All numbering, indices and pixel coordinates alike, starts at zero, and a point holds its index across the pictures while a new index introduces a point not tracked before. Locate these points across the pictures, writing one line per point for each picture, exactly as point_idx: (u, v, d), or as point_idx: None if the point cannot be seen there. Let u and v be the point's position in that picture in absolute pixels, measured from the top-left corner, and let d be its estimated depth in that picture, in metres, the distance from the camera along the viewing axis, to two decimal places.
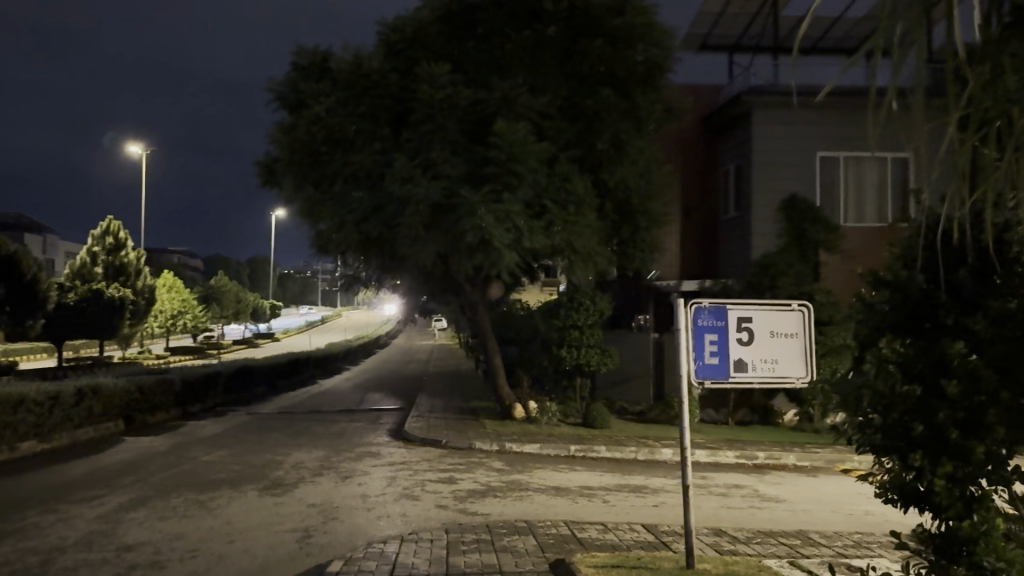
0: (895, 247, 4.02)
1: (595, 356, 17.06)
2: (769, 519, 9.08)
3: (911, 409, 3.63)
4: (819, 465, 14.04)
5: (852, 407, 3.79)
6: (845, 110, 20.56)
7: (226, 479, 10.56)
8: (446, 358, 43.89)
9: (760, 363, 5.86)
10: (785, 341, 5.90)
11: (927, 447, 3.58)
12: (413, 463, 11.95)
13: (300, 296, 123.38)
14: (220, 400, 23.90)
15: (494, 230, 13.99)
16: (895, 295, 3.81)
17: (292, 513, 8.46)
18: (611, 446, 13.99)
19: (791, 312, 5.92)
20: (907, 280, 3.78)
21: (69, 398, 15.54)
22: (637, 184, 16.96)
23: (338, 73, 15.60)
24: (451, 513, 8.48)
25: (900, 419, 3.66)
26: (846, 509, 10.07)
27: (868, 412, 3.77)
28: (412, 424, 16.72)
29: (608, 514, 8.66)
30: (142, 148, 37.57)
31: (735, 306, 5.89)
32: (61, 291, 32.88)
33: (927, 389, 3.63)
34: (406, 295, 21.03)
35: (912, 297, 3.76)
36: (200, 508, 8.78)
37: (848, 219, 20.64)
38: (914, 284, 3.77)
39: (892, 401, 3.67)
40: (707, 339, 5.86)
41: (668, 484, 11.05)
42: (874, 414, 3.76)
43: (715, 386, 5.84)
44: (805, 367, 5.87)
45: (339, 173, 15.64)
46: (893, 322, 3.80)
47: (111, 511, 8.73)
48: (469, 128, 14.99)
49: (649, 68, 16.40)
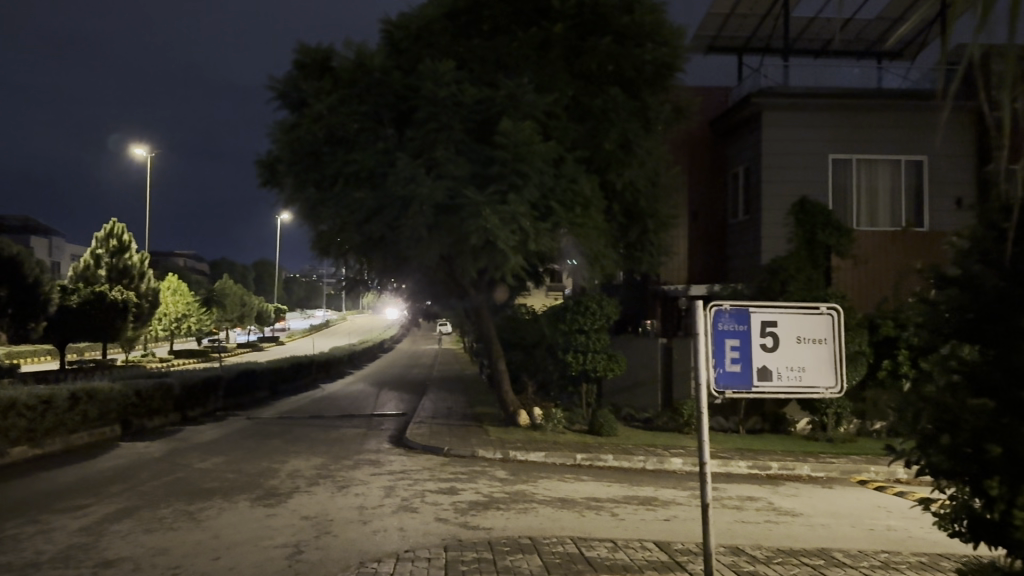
0: (967, 243, 4.74)
1: (602, 362, 16.58)
2: (786, 535, 8.62)
3: (983, 426, 4.33)
4: (835, 476, 13.57)
5: (918, 418, 4.60)
6: (857, 112, 20.16)
7: (219, 489, 10.14)
8: (450, 363, 43.35)
9: (785, 371, 5.43)
10: (812, 348, 5.46)
11: (1005, 472, 4.27)
12: (413, 472, 11.50)
13: (304, 300, 123.00)
14: (219, 405, 23.44)
15: (499, 231, 13.54)
16: (968, 294, 4.58)
17: (284, 526, 8.03)
18: (619, 454, 13.52)
19: (820, 317, 5.48)
20: (982, 279, 4.53)
21: (63, 403, 15.15)
22: (646, 186, 16.53)
23: (339, 71, 15.19)
24: (451, 527, 8.04)
25: (970, 436, 4.39)
26: (866, 523, 9.58)
27: (938, 428, 4.53)
28: (414, 430, 16.29)
29: (617, 530, 8.17)
30: (146, 151, 37.30)
31: (759, 309, 5.47)
32: (62, 294, 32.52)
33: (999, 406, 4.35)
34: (409, 299, 20.58)
35: (988, 297, 4.49)
36: (189, 520, 8.36)
37: (861, 223, 20.34)
38: (989, 287, 4.49)
39: (960, 418, 4.41)
40: (728, 345, 5.42)
41: (679, 496, 10.57)
42: (944, 431, 4.51)
43: (737, 395, 5.42)
44: (835, 377, 5.42)
45: (339, 174, 15.14)
46: (968, 322, 4.59)
47: (95, 522, 8.31)
48: (473, 127, 14.57)
49: (658, 67, 15.98)
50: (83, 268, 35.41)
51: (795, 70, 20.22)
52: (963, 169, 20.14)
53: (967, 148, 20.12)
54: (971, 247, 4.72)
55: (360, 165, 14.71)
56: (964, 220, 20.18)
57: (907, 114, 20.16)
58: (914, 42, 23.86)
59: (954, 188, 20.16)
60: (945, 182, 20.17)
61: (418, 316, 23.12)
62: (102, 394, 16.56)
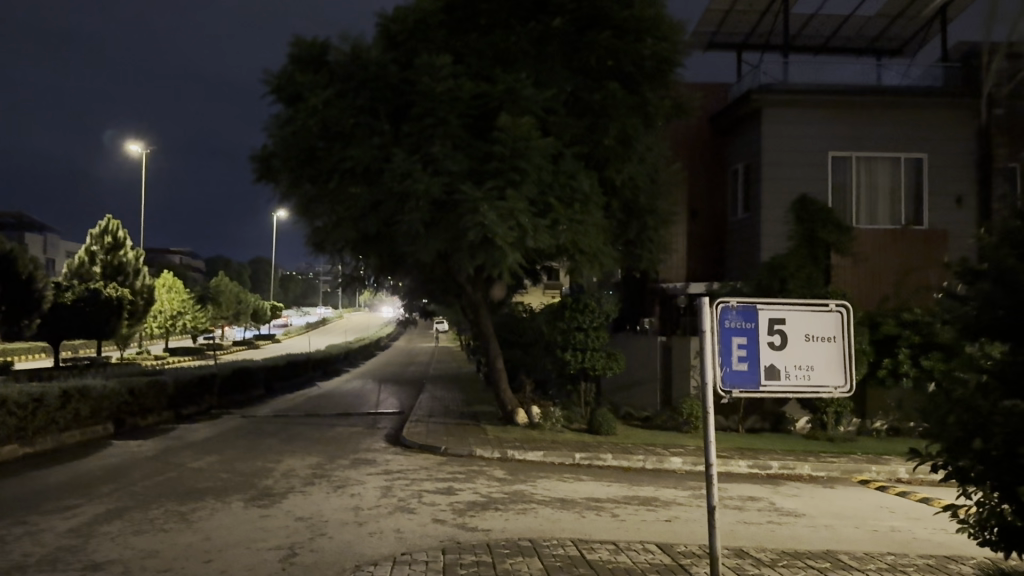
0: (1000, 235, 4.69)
1: (601, 360, 16.43)
2: (789, 536, 8.49)
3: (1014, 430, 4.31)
4: (836, 475, 13.43)
5: (946, 425, 4.56)
6: (857, 109, 20.02)
7: (212, 489, 9.96)
8: (447, 361, 43.17)
9: (794, 370, 5.27)
10: (820, 346, 5.31)
11: None
12: (410, 472, 11.33)
13: (300, 297, 122.72)
14: (214, 403, 23.24)
15: (498, 228, 13.35)
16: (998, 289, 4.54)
17: (278, 528, 7.86)
18: (618, 454, 13.37)
19: (828, 315, 5.34)
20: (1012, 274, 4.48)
21: (55, 401, 14.94)
22: (645, 182, 16.37)
23: (335, 64, 14.99)
24: (449, 529, 7.88)
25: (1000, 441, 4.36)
26: (870, 524, 9.43)
27: (967, 434, 4.48)
28: (410, 429, 16.11)
29: (618, 532, 8.00)
30: (141, 147, 37.06)
31: (766, 306, 5.30)
32: (57, 291, 32.30)
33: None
34: (406, 296, 20.39)
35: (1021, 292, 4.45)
36: (180, 521, 8.18)
37: (860, 221, 20.12)
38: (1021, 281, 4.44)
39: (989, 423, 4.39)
40: (735, 344, 5.24)
41: (680, 497, 10.42)
42: (975, 439, 4.46)
43: (745, 395, 5.24)
44: (844, 376, 5.27)
45: (335, 170, 14.94)
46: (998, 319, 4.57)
47: (84, 523, 8.12)
48: (471, 123, 14.39)
49: (657, 62, 15.80)
50: (78, 265, 35.17)
51: (794, 67, 20.02)
52: (963, 166, 20.03)
53: (966, 146, 20.03)
54: (1001, 241, 4.71)
55: (356, 161, 14.51)
56: (964, 218, 20.05)
57: (906, 111, 20.04)
58: (915, 39, 23.72)
59: (954, 185, 20.03)
60: (945, 179, 20.04)
61: (414, 314, 22.93)
62: (95, 392, 16.35)
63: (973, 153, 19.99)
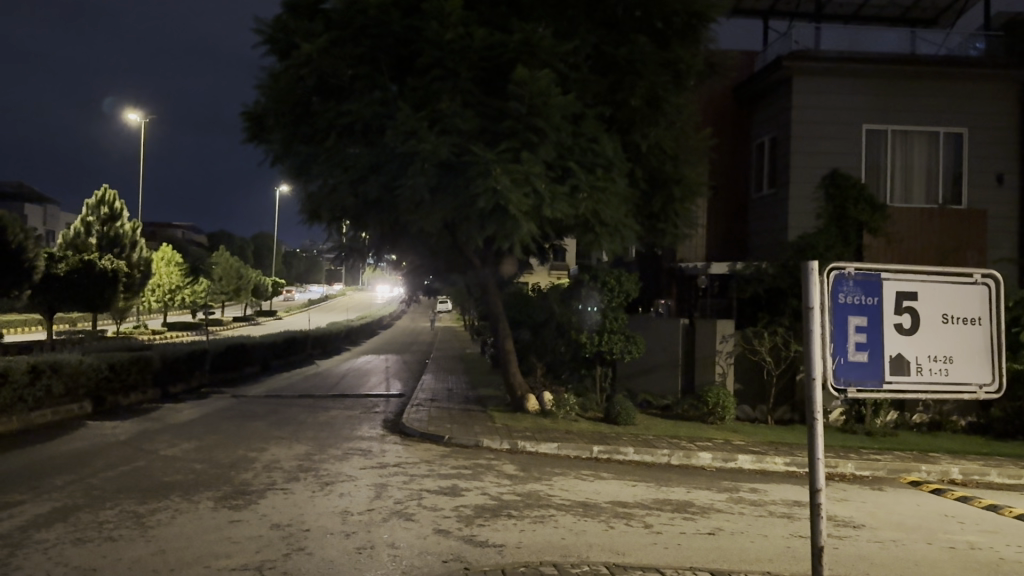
0: None
1: (618, 344, 15.04)
2: (857, 558, 7.13)
3: None
4: (881, 475, 12.08)
5: None
6: (894, 79, 18.42)
7: (181, 484, 8.63)
8: (450, 341, 41.69)
9: (928, 363, 3.91)
10: (962, 330, 3.93)
11: None
12: (408, 466, 9.98)
13: (304, 275, 121.82)
14: (204, 380, 21.86)
15: (511, 194, 11.97)
16: None
17: (248, 539, 6.53)
18: (640, 447, 12.03)
19: (973, 290, 3.99)
20: None
21: (21, 377, 13.59)
22: (670, 150, 14.90)
23: (331, 11, 13.41)
24: (453, 544, 6.54)
25: None
26: (943, 540, 8.05)
27: None
28: (411, 415, 14.68)
29: (657, 551, 6.65)
30: (140, 116, 35.61)
31: (893, 277, 3.96)
32: (50, 261, 30.64)
33: None
34: (410, 273, 19.01)
35: None
36: (132, 527, 6.85)
37: (894, 199, 18.47)
38: None
39: None
40: (852, 325, 3.88)
41: (718, 501, 9.05)
42: None
43: (864, 395, 3.86)
44: (991, 371, 3.93)
45: (332, 128, 13.51)
46: None
47: (17, 528, 6.80)
48: (483, 76, 12.92)
49: (689, 16, 14.21)
50: (74, 237, 33.61)
51: (827, 32, 18.56)
52: (1006, 142, 18.51)
53: (1009, 121, 18.50)
54: None
55: (356, 117, 13.07)
56: (1006, 197, 18.57)
57: (946, 83, 18.47)
58: (952, 8, 22.09)
59: (997, 162, 18.54)
60: (987, 156, 18.52)
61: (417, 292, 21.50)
62: (70, 368, 14.96)
63: (1016, 128, 18.50)
